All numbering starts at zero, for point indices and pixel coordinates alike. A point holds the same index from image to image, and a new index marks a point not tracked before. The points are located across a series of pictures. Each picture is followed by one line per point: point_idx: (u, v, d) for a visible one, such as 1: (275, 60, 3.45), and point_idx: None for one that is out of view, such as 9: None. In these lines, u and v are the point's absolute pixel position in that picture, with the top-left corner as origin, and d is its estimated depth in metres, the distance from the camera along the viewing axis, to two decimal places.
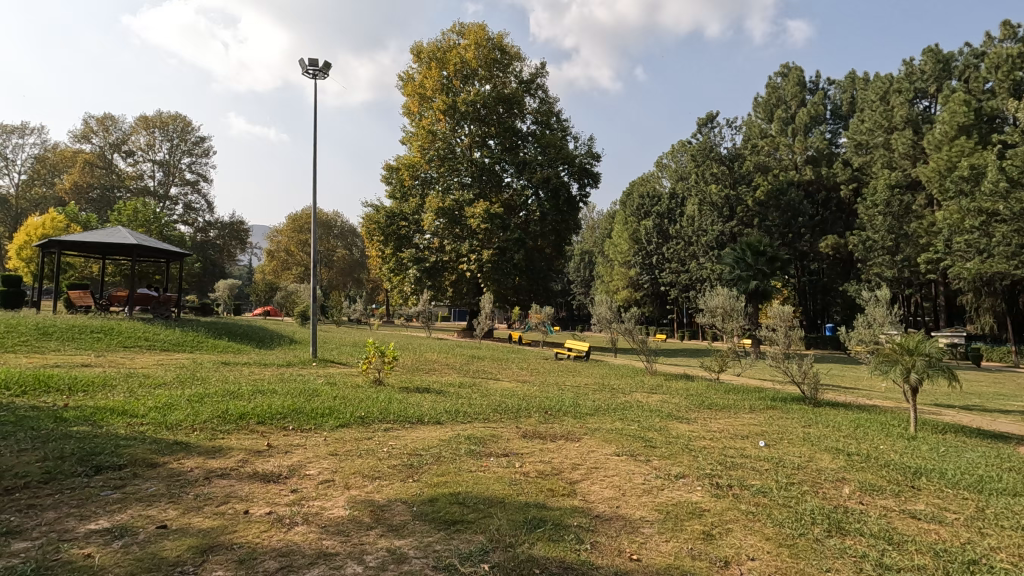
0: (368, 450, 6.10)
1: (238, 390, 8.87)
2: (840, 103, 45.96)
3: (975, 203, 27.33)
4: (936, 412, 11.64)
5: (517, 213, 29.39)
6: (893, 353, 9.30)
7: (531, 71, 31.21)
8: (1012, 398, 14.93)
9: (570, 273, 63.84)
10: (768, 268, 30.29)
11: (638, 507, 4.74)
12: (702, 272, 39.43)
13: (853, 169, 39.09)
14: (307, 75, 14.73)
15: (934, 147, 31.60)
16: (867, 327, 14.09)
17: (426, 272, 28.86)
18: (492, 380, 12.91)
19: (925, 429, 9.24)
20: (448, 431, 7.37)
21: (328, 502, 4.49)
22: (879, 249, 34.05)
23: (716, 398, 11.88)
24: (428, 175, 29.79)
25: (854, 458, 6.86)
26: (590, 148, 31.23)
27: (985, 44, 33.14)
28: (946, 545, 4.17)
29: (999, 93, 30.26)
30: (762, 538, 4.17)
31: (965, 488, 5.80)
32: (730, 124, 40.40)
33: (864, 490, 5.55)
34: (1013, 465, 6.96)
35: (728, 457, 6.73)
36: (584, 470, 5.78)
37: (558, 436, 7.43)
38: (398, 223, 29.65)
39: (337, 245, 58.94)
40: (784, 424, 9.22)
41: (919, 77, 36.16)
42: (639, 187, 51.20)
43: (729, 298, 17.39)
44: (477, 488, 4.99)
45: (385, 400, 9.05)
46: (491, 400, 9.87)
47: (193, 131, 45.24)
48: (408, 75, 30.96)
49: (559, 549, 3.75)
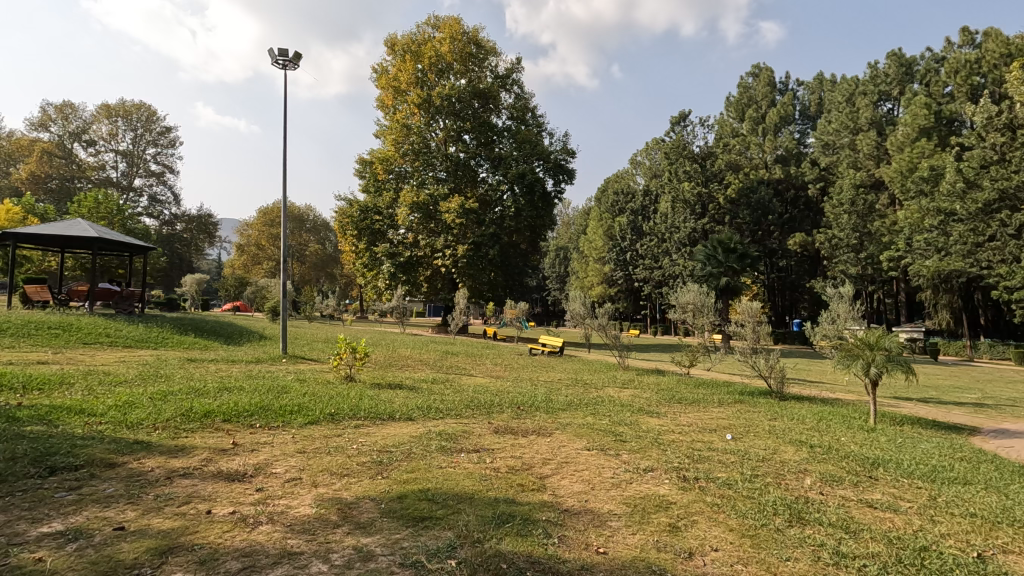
0: (337, 448, 6.01)
1: (203, 388, 8.59)
2: (808, 104, 47.15)
3: (934, 203, 28.40)
4: (895, 405, 12.05)
5: (492, 208, 29.14)
6: (855, 348, 9.60)
7: (507, 66, 31.17)
8: (966, 391, 15.56)
9: (545, 269, 64.09)
10: (738, 265, 30.97)
11: (606, 500, 4.79)
12: (675, 268, 40.04)
13: (820, 168, 40.16)
14: (276, 66, 14.43)
15: (897, 147, 32.73)
16: (831, 322, 14.52)
17: (401, 267, 28.52)
18: (465, 376, 12.84)
19: (883, 421, 9.54)
20: (420, 427, 7.34)
21: (294, 500, 4.42)
22: (845, 247, 35.02)
23: (685, 392, 12.07)
24: (402, 169, 29.61)
25: (816, 451, 7.04)
26: (566, 144, 31.30)
27: (945, 49, 34.40)
28: (899, 533, 4.33)
29: (957, 96, 31.28)
30: (726, 529, 4.27)
31: (919, 477, 6.04)
32: (702, 122, 41.09)
33: (824, 481, 5.72)
34: (966, 455, 7.26)
35: (696, 450, 6.86)
36: (555, 465, 5.83)
37: (530, 431, 7.47)
38: (372, 217, 29.26)
39: (309, 239, 58.09)
40: (751, 417, 9.44)
41: (883, 80, 37.27)
42: (614, 184, 51.63)
43: (700, 294, 17.73)
44: (448, 485, 4.96)
45: (356, 396, 8.93)
46: (464, 396, 9.84)
47: (158, 121, 43.79)
48: (382, 67, 30.52)
49: (527, 543, 3.78)
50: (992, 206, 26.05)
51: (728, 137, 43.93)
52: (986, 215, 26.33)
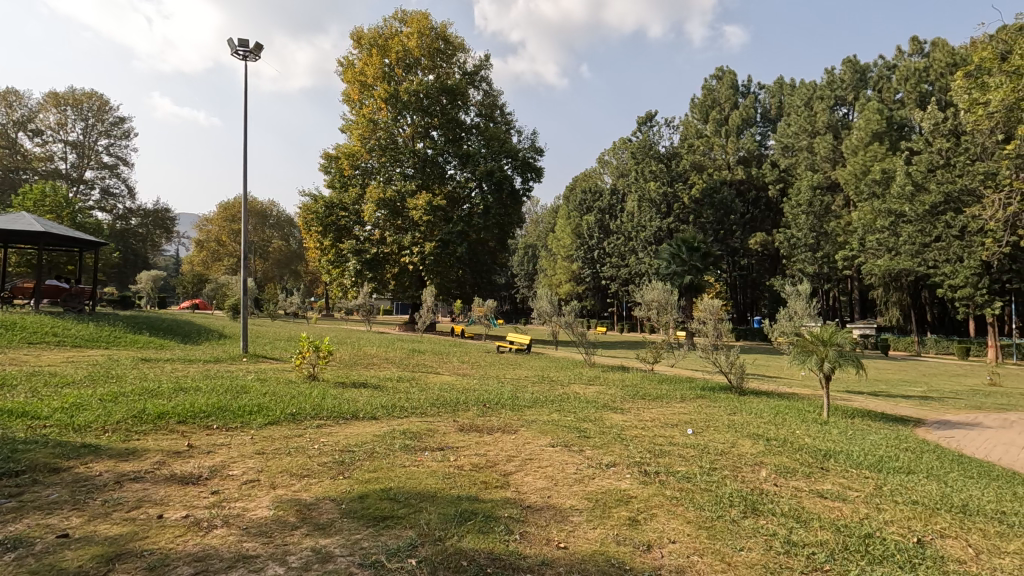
0: (297, 448, 5.92)
1: (157, 388, 8.31)
2: (769, 107, 48.42)
3: (886, 204, 29.65)
4: (847, 398, 12.57)
5: (461, 205, 29.09)
6: (809, 344, 9.96)
7: (475, 63, 31.09)
8: (913, 385, 16.35)
9: (514, 267, 64.02)
10: (702, 264, 31.66)
11: (568, 496, 4.85)
12: (641, 266, 40.68)
13: (780, 169, 41.37)
14: (236, 56, 14.04)
15: (851, 151, 34.04)
16: (788, 319, 14.99)
17: (367, 265, 28.13)
18: (432, 374, 12.76)
19: (835, 415, 9.96)
20: (383, 426, 7.25)
21: (251, 503, 4.32)
22: (802, 246, 36.19)
23: (649, 388, 12.32)
24: (368, 165, 29.11)
25: (772, 444, 7.26)
26: (534, 142, 31.47)
27: (896, 58, 35.98)
28: (847, 521, 4.51)
29: (907, 103, 32.70)
30: (683, 522, 4.37)
31: (867, 468, 6.31)
32: (668, 122, 41.92)
33: (779, 473, 5.91)
34: (911, 446, 7.63)
35: (657, 444, 7.00)
36: (519, 462, 5.86)
37: (495, 428, 7.50)
38: (337, 213, 28.66)
39: (272, 235, 56.68)
40: (711, 412, 9.70)
41: (839, 85, 38.73)
42: (582, 183, 52.07)
43: (664, 292, 17.98)
44: (410, 483, 4.93)
45: (318, 395, 8.79)
46: (430, 394, 9.76)
47: (110, 111, 41.97)
48: (348, 61, 29.97)
49: (488, 541, 3.78)
50: (938, 208, 27.34)
51: (692, 138, 44.64)
52: (933, 216, 27.59)
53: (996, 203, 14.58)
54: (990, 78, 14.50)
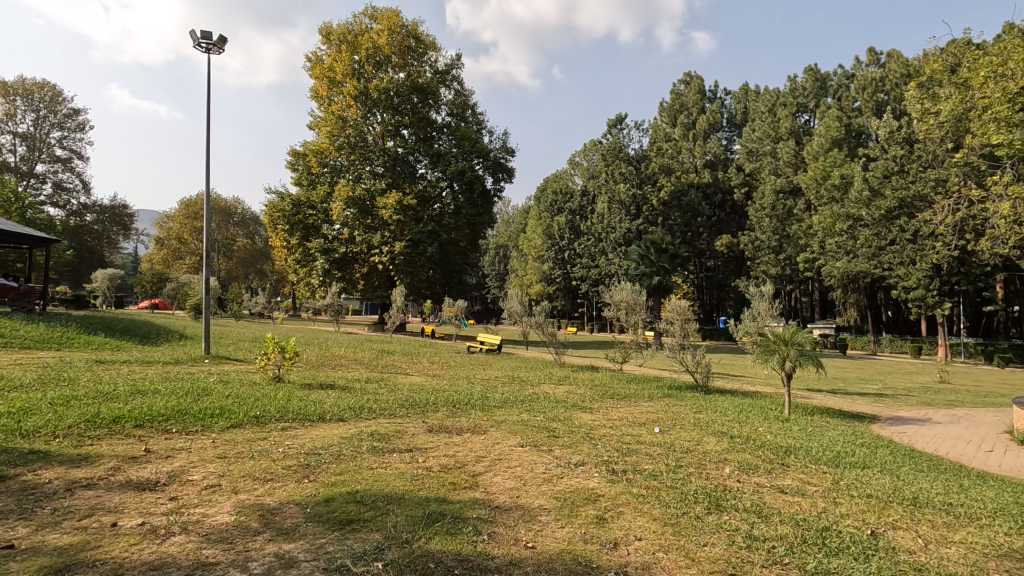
0: (261, 451, 5.78)
1: (113, 391, 7.99)
2: (735, 112, 49.57)
3: (845, 208, 30.73)
4: (807, 396, 12.99)
5: (431, 205, 28.88)
6: (772, 344, 10.24)
7: (446, 62, 30.94)
8: (869, 383, 16.99)
9: (485, 267, 63.90)
10: (669, 265, 32.25)
11: (537, 495, 4.87)
12: (611, 267, 41.18)
13: (745, 173, 42.43)
14: (199, 49, 13.62)
15: (812, 156, 35.16)
16: (752, 319, 15.40)
17: (335, 264, 27.70)
18: (401, 375, 12.63)
19: (796, 412, 10.27)
20: (351, 428, 7.15)
21: (211, 508, 4.21)
22: (766, 249, 37.20)
23: (618, 388, 12.49)
24: (337, 163, 28.65)
25: (735, 441, 7.44)
26: (505, 142, 31.50)
27: (855, 67, 37.36)
28: (805, 515, 4.66)
29: (865, 111, 33.97)
30: (650, 519, 4.44)
31: (825, 463, 6.53)
32: (638, 125, 42.57)
33: (742, 469, 6.07)
34: (866, 442, 7.93)
35: (625, 443, 7.10)
36: (488, 462, 5.85)
37: (464, 429, 7.47)
38: (305, 212, 28.14)
39: (237, 233, 55.26)
40: (678, 410, 9.89)
41: (801, 93, 39.98)
42: (553, 184, 52.39)
43: (632, 292, 18.23)
44: (377, 485, 4.88)
45: (284, 397, 8.61)
46: (399, 395, 9.66)
47: (64, 102, 40.21)
48: (316, 56, 29.42)
49: (456, 542, 3.77)
50: (893, 213, 28.48)
51: (661, 141, 45.35)
52: (888, 221, 28.73)
53: (946, 208, 15.25)
54: (941, 89, 15.15)
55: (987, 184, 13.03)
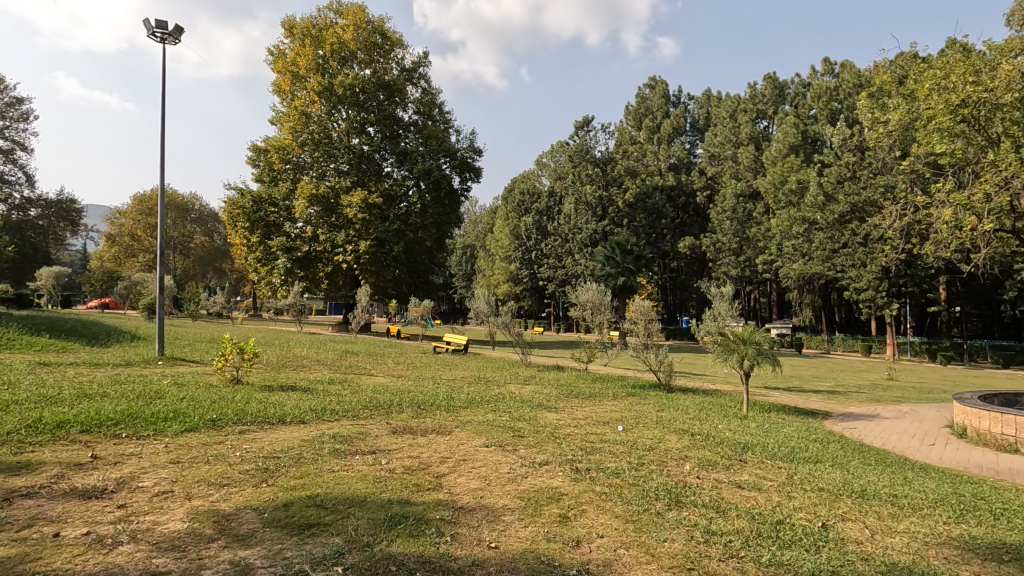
0: (217, 456, 5.60)
1: (57, 395, 7.60)
2: (698, 117, 50.71)
3: (801, 212, 31.86)
4: (764, 394, 13.42)
5: (397, 204, 28.54)
6: (731, 343, 10.51)
7: (413, 60, 30.65)
8: (822, 380, 17.68)
9: (452, 267, 63.55)
10: (634, 266, 32.81)
11: (501, 495, 4.87)
12: (578, 267, 41.61)
13: (707, 177, 43.48)
14: (153, 38, 13.10)
15: (771, 161, 36.30)
16: (713, 319, 15.79)
17: (298, 263, 27.12)
18: (365, 376, 12.47)
19: (754, 409, 10.60)
20: (312, 430, 7.02)
21: (163, 515, 4.05)
22: (727, 251, 38.22)
23: (583, 387, 12.62)
24: (300, 159, 28.04)
25: (696, 438, 7.63)
26: (472, 142, 31.40)
27: (811, 76, 38.74)
28: (760, 509, 4.80)
29: (820, 118, 35.24)
30: (612, 516, 4.50)
31: (781, 459, 6.75)
32: (604, 128, 43.17)
33: (701, 466, 6.22)
34: (818, 437, 8.24)
35: (589, 442, 7.18)
36: (452, 463, 5.82)
37: (429, 430, 7.40)
38: (266, 209, 27.44)
39: (195, 231, 53.41)
40: (641, 408, 10.09)
41: (760, 100, 41.25)
42: (521, 184, 52.58)
43: (598, 293, 18.44)
44: (339, 488, 4.80)
45: (242, 399, 8.36)
46: (362, 396, 9.52)
47: (6, 90, 38.08)
48: (279, 50, 28.69)
49: (419, 543, 3.75)
50: (846, 217, 29.67)
51: (627, 144, 46.05)
52: (841, 224, 29.91)
53: (894, 213, 15.97)
54: (889, 99, 15.86)
55: (931, 191, 13.69)
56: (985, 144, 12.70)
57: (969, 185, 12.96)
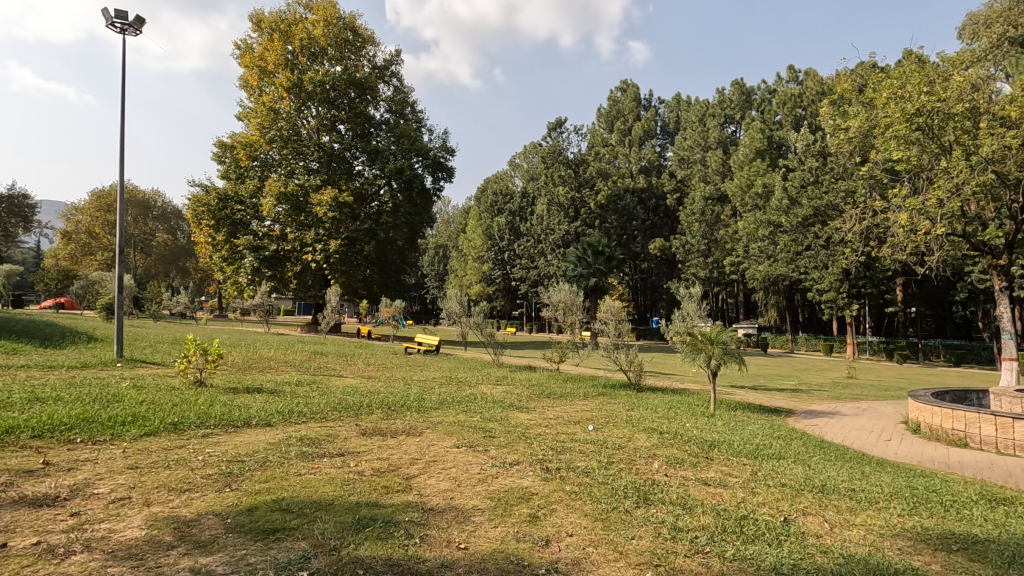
0: (178, 460, 5.44)
1: (6, 400, 7.26)
2: (668, 121, 51.51)
3: (766, 215, 32.71)
4: (730, 392, 13.73)
5: (369, 203, 28.18)
6: (699, 343, 10.71)
7: (385, 58, 30.34)
8: (786, 379, 18.17)
9: (424, 266, 63.08)
10: (605, 267, 33.15)
11: (471, 496, 4.86)
12: (550, 268, 41.83)
13: (677, 180, 44.23)
14: (112, 28, 12.65)
15: (738, 165, 37.14)
16: (682, 319, 16.06)
17: (265, 262, 26.55)
18: (334, 377, 12.28)
19: (721, 407, 10.83)
20: (279, 433, 6.88)
21: (119, 523, 3.91)
22: (696, 252, 38.97)
23: (554, 387, 12.68)
24: (268, 156, 27.44)
25: (664, 437, 7.74)
26: (445, 142, 31.25)
27: (776, 83, 39.79)
28: (725, 506, 4.90)
29: (785, 124, 36.23)
30: (581, 514, 4.54)
31: (745, 456, 6.91)
32: (576, 130, 43.53)
33: (669, 464, 6.32)
34: (782, 434, 8.47)
35: (560, 441, 7.22)
36: (422, 465, 5.77)
37: (399, 431, 7.33)
38: (232, 207, 26.75)
39: (157, 228, 51.75)
40: (612, 408, 10.19)
41: (728, 105, 42.20)
42: (493, 185, 52.56)
43: (570, 293, 18.56)
44: (305, 492, 4.71)
45: (206, 402, 8.15)
46: (331, 398, 9.37)
47: None
48: (246, 44, 28.02)
49: (387, 546, 3.70)
50: (809, 220, 30.56)
51: (599, 146, 46.53)
52: (805, 227, 30.79)
53: (854, 217, 16.52)
54: (850, 107, 16.41)
55: (889, 196, 14.21)
56: (938, 152, 13.23)
57: (924, 191, 13.50)
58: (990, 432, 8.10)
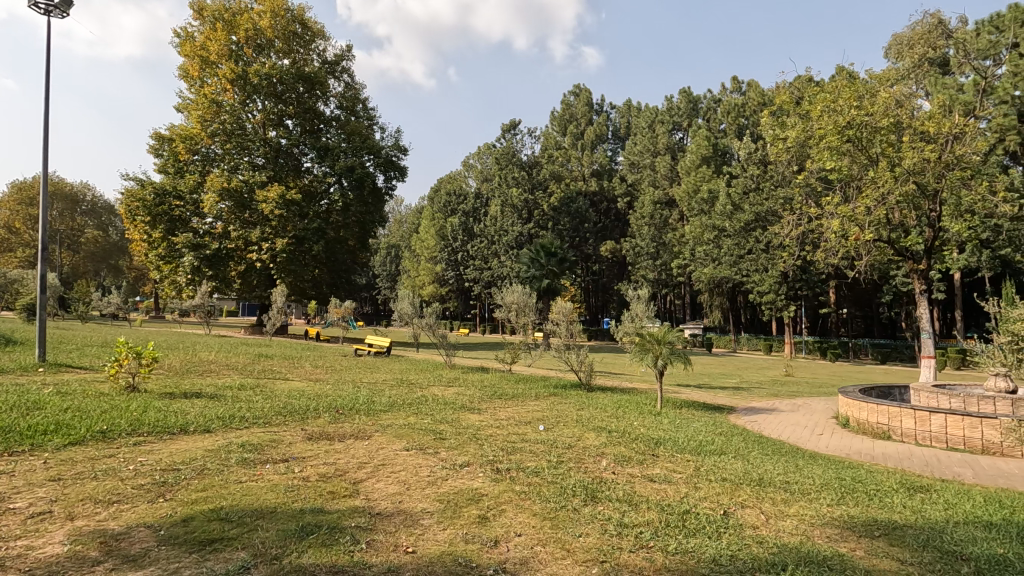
0: (106, 470, 5.13)
1: None
2: (619, 126, 52.67)
3: (711, 220, 33.92)
4: (676, 391, 14.14)
5: (318, 201, 27.39)
6: (647, 343, 11.01)
7: (336, 53, 29.64)
8: (729, 377, 18.88)
9: (376, 267, 61.85)
10: (558, 268, 33.54)
11: (420, 499, 4.81)
12: (503, 269, 41.95)
13: (627, 184, 45.25)
14: (35, 9, 11.79)
15: (685, 171, 38.37)
16: (631, 320, 16.41)
17: (206, 261, 25.39)
18: (280, 380, 11.87)
19: (667, 406, 11.16)
20: (219, 439, 6.60)
21: (38, 539, 3.64)
22: (645, 255, 39.93)
23: (506, 388, 12.72)
24: (210, 150, 26.25)
25: (612, 435, 7.91)
26: (398, 140, 30.77)
27: (721, 93, 41.39)
28: (670, 501, 5.05)
29: (729, 133, 37.73)
30: (530, 514, 4.57)
31: (690, 452, 7.15)
32: (530, 132, 43.92)
33: (617, 462, 6.46)
34: (725, 431, 8.82)
35: (510, 442, 7.25)
36: (370, 469, 5.67)
37: (347, 435, 7.17)
38: (170, 202, 25.45)
39: (86, 223, 48.52)
40: (563, 408, 10.32)
41: (676, 112, 43.63)
42: (447, 185, 52.29)
43: (523, 294, 18.65)
44: (245, 500, 4.53)
45: (139, 409, 7.71)
46: (275, 402, 9.04)
47: None
48: (187, 32, 26.70)
49: (331, 553, 3.62)
50: (751, 225, 31.91)
51: (552, 149, 47.14)
52: (747, 232, 32.11)
53: (792, 223, 17.36)
54: (788, 118, 17.27)
55: (823, 204, 15.02)
56: (867, 163, 14.07)
57: (854, 199, 14.36)
58: (910, 425, 8.71)
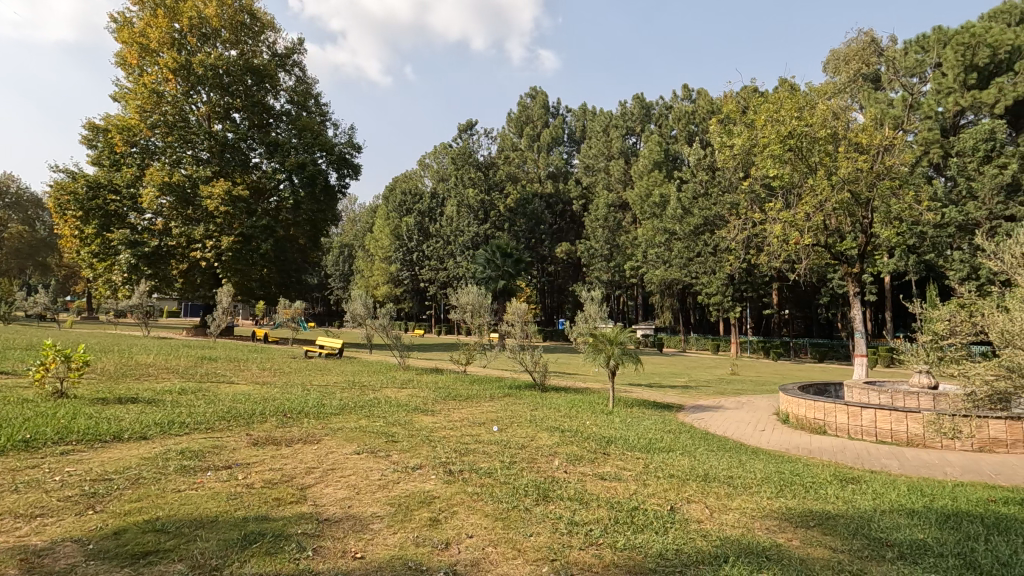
0: (28, 482, 4.78)
1: None
2: (575, 129, 53.38)
3: (663, 223, 34.82)
4: (628, 390, 14.42)
5: (267, 198, 26.47)
6: (599, 343, 11.20)
7: (286, 45, 28.73)
8: (678, 377, 19.44)
9: (328, 266, 60.31)
10: (513, 269, 33.69)
11: (370, 503, 4.74)
12: (459, 269, 41.75)
13: (582, 187, 45.90)
14: None
15: (638, 175, 39.25)
16: (585, 321, 16.63)
17: (145, 258, 24.11)
18: (224, 383, 11.42)
19: (619, 405, 11.38)
20: (157, 447, 6.27)
21: None
22: (599, 257, 40.56)
23: (460, 389, 12.67)
24: (150, 142, 24.94)
25: (565, 435, 7.99)
26: (351, 138, 30.09)
27: (672, 100, 42.60)
28: (619, 499, 5.15)
29: (679, 139, 38.86)
30: (482, 515, 4.57)
31: (639, 450, 7.32)
32: (487, 133, 43.93)
33: (568, 461, 6.53)
34: (673, 428, 9.07)
35: (464, 444, 7.23)
36: (319, 474, 5.53)
37: (295, 440, 6.96)
38: (105, 196, 24.04)
39: (8, 216, 45.06)
40: (516, 408, 10.36)
41: (629, 117, 44.62)
42: (403, 184, 51.64)
43: (478, 295, 18.57)
44: (184, 509, 4.34)
45: (67, 416, 7.22)
46: (218, 407, 8.67)
47: None
48: (124, 17, 25.27)
49: (276, 562, 3.51)
50: (700, 228, 32.95)
51: (508, 150, 47.30)
52: (696, 235, 33.14)
53: (738, 228, 18.03)
54: (734, 126, 17.96)
55: (767, 209, 15.68)
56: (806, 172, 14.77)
57: (795, 205, 15.06)
58: (843, 419, 9.20)
